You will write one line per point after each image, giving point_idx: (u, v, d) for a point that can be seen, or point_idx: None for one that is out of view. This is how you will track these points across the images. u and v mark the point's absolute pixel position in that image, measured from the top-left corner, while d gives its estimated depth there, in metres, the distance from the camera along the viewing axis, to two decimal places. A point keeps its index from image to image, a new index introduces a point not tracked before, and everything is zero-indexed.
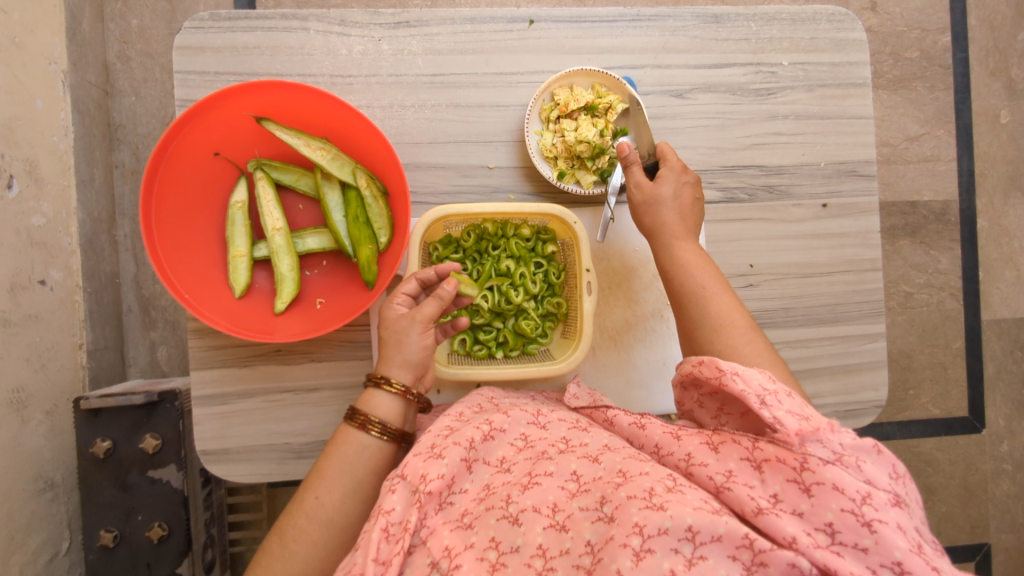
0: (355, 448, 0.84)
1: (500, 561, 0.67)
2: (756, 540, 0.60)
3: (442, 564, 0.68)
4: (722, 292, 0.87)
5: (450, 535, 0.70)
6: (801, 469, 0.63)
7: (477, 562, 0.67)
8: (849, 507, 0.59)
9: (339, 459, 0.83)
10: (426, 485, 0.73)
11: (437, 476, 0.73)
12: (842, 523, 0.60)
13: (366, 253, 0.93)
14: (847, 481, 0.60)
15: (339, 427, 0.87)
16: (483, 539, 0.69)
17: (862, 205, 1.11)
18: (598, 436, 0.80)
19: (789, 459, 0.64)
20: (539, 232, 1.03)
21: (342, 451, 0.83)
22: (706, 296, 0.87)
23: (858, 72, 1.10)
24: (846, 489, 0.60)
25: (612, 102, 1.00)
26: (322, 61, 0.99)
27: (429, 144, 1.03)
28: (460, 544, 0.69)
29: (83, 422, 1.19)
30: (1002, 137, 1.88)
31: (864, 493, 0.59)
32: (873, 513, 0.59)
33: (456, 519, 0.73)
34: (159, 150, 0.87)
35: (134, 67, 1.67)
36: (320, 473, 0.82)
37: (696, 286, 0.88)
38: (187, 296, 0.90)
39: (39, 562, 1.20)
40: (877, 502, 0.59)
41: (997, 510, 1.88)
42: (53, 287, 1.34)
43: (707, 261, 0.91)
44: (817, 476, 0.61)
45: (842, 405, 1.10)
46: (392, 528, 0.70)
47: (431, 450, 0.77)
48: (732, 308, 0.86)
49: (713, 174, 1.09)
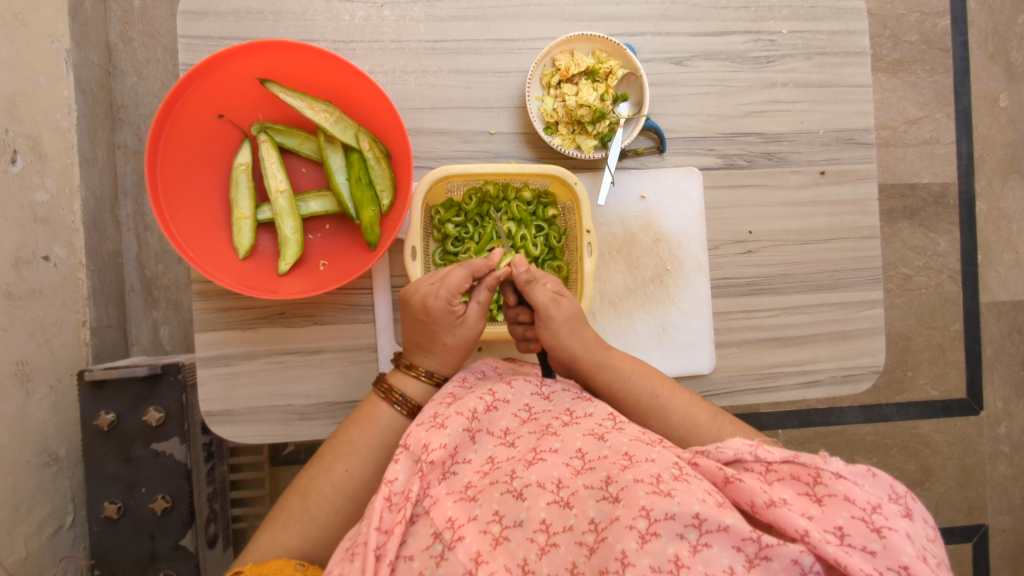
0: (387, 424, 0.86)
1: (503, 534, 0.68)
2: (763, 534, 0.61)
3: (445, 535, 0.67)
4: (668, 391, 0.89)
5: (454, 507, 0.70)
6: (814, 484, 0.67)
7: (480, 535, 0.67)
8: (860, 515, 0.62)
9: (372, 436, 0.85)
10: (429, 455, 0.72)
11: (440, 445, 0.73)
12: (851, 528, 0.62)
13: (368, 214, 0.94)
14: (858, 494, 0.64)
15: (368, 397, 0.88)
16: (486, 512, 0.69)
17: (862, 172, 1.12)
18: (601, 406, 0.81)
19: (803, 475, 0.68)
20: (540, 196, 1.05)
21: (373, 425, 0.85)
22: (663, 403, 0.88)
23: (857, 41, 1.11)
24: (857, 500, 0.64)
25: (612, 67, 1.01)
26: (325, 27, 1.00)
27: (431, 110, 1.04)
28: (463, 515, 0.69)
29: (87, 394, 1.20)
30: (1002, 120, 1.89)
31: (874, 504, 0.63)
32: (883, 521, 0.61)
33: (460, 490, 0.73)
34: (165, 108, 0.89)
35: (136, 48, 1.68)
36: (351, 445, 0.84)
37: (649, 395, 0.89)
38: (192, 255, 0.91)
39: (43, 533, 1.22)
40: (886, 512, 0.62)
41: (995, 492, 1.89)
42: (56, 263, 1.35)
43: (645, 366, 0.92)
44: (830, 489, 0.66)
45: (840, 370, 1.11)
46: (394, 498, 0.71)
47: (434, 421, 0.77)
48: (694, 406, 0.88)
49: (713, 141, 1.10)
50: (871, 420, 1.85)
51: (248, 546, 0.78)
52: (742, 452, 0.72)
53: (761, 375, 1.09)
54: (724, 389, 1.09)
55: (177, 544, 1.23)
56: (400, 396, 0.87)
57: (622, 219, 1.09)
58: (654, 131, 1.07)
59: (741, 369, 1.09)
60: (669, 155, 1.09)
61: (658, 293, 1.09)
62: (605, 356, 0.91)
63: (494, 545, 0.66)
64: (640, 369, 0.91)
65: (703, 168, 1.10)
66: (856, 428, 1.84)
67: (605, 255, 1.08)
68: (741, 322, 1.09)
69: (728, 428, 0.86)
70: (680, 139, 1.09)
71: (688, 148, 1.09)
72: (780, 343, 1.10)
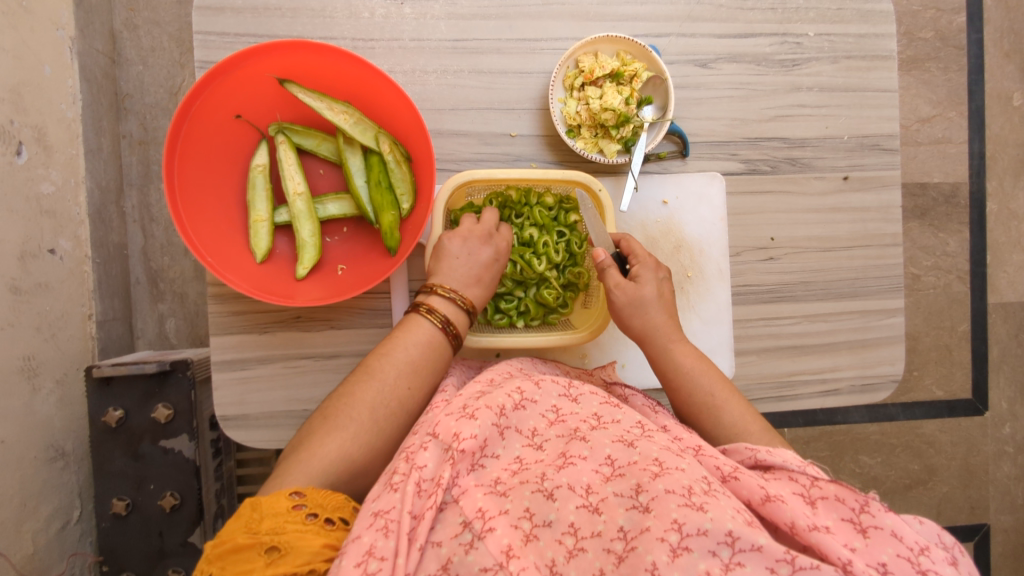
0: (438, 350, 0.86)
1: (533, 532, 0.66)
2: (798, 556, 0.60)
3: (476, 525, 0.65)
4: (728, 393, 0.85)
5: (484, 498, 0.68)
6: (861, 511, 0.66)
7: (511, 529, 0.65)
8: (906, 554, 0.62)
9: (428, 355, 0.84)
10: (460, 444, 0.71)
11: (471, 436, 0.72)
12: (895, 565, 0.62)
13: (388, 218, 0.93)
14: (907, 532, 0.63)
15: (413, 315, 0.87)
16: (517, 508, 0.68)
17: (884, 179, 1.11)
18: (629, 414, 0.81)
19: (849, 500, 0.67)
20: (561, 202, 1.02)
21: (428, 347, 0.85)
22: (722, 402, 0.85)
23: (883, 44, 1.09)
24: (905, 538, 0.63)
25: (637, 70, 0.99)
26: (344, 24, 0.98)
27: (451, 111, 1.02)
28: (494, 508, 0.67)
29: (95, 391, 1.18)
30: (1015, 120, 1.87)
31: (921, 545, 0.63)
32: (929, 563, 0.61)
33: (490, 483, 0.71)
34: (183, 108, 0.86)
35: (141, 35, 1.65)
36: (411, 365, 0.83)
37: (707, 392, 0.86)
38: (209, 259, 0.89)
39: (51, 529, 1.21)
40: (933, 556, 0.62)
41: (997, 492, 1.90)
42: (62, 256, 1.33)
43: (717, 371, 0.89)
44: (877, 521, 0.65)
45: (859, 379, 1.10)
46: (424, 484, 0.68)
47: (462, 412, 0.76)
48: (749, 414, 0.83)
49: (736, 146, 1.08)
50: (876, 420, 1.85)
51: (302, 451, 0.73)
52: (789, 462, 0.73)
53: (780, 383, 1.09)
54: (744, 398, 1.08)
55: (185, 542, 1.22)
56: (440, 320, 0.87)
57: (644, 224, 1.07)
58: (677, 135, 1.05)
59: (760, 377, 1.08)
60: (692, 160, 1.07)
61: (677, 300, 1.07)
62: (672, 338, 0.91)
63: (524, 541, 0.65)
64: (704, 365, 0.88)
65: (725, 173, 1.08)
66: (861, 427, 1.84)
67: None
68: (761, 330, 1.08)
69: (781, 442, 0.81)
70: (703, 143, 1.07)
71: (710, 152, 1.07)
72: (800, 351, 1.09)
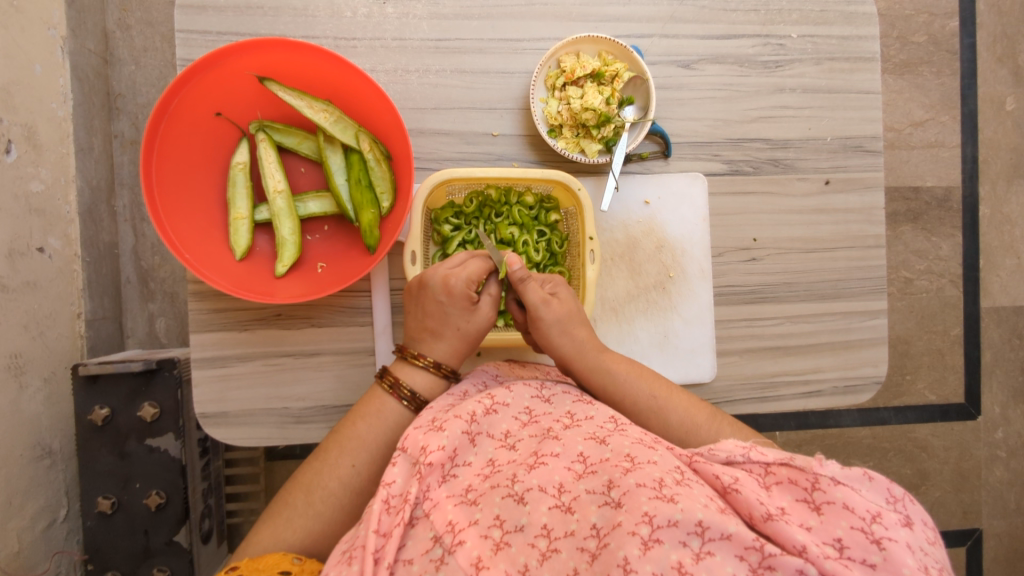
0: (397, 420, 0.85)
1: (504, 539, 0.66)
2: (765, 543, 0.60)
3: (446, 539, 0.66)
4: (666, 391, 0.87)
5: (455, 510, 0.68)
6: (812, 489, 0.66)
7: (481, 539, 0.66)
8: (859, 525, 0.62)
9: (381, 433, 0.84)
10: (427, 456, 0.71)
11: (438, 447, 0.72)
12: (851, 539, 0.61)
13: (368, 216, 0.93)
14: (857, 501, 0.63)
15: (380, 395, 0.86)
16: (487, 517, 0.68)
17: (867, 180, 1.11)
18: (603, 410, 0.81)
19: (800, 480, 0.68)
20: (542, 201, 1.04)
21: (382, 421, 0.85)
22: (661, 405, 0.86)
23: (867, 46, 1.09)
24: (856, 509, 0.63)
25: (619, 70, 0.99)
26: (326, 23, 0.98)
27: (433, 110, 1.02)
28: (464, 519, 0.67)
29: (80, 389, 1.17)
30: (1007, 124, 1.87)
31: (874, 513, 0.62)
32: (883, 531, 0.61)
33: (461, 493, 0.71)
34: (162, 104, 0.87)
35: (134, 35, 1.65)
36: (359, 440, 0.83)
37: (647, 396, 0.87)
38: (188, 256, 0.89)
39: (36, 528, 1.21)
40: (886, 522, 0.62)
41: (989, 496, 1.89)
42: (51, 254, 1.33)
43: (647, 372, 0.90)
44: (829, 497, 0.65)
45: (842, 380, 1.10)
46: (393, 500, 0.70)
47: (432, 425, 0.76)
48: (692, 407, 0.86)
49: (719, 146, 1.08)
50: (868, 424, 1.84)
51: (248, 539, 0.78)
52: (735, 454, 0.72)
53: (763, 384, 1.08)
54: (725, 398, 1.08)
55: (171, 540, 1.22)
56: (408, 391, 0.86)
57: (625, 225, 1.07)
58: (659, 135, 1.05)
59: (742, 378, 1.08)
60: (674, 160, 1.07)
61: (660, 300, 1.07)
62: (597, 363, 0.89)
63: (495, 549, 0.65)
64: (637, 370, 0.89)
65: (707, 174, 1.08)
66: (853, 431, 1.84)
67: (607, 260, 1.07)
68: (743, 330, 1.08)
69: (727, 428, 0.84)
70: (686, 143, 1.07)
71: (693, 153, 1.08)
72: (782, 352, 1.08)
